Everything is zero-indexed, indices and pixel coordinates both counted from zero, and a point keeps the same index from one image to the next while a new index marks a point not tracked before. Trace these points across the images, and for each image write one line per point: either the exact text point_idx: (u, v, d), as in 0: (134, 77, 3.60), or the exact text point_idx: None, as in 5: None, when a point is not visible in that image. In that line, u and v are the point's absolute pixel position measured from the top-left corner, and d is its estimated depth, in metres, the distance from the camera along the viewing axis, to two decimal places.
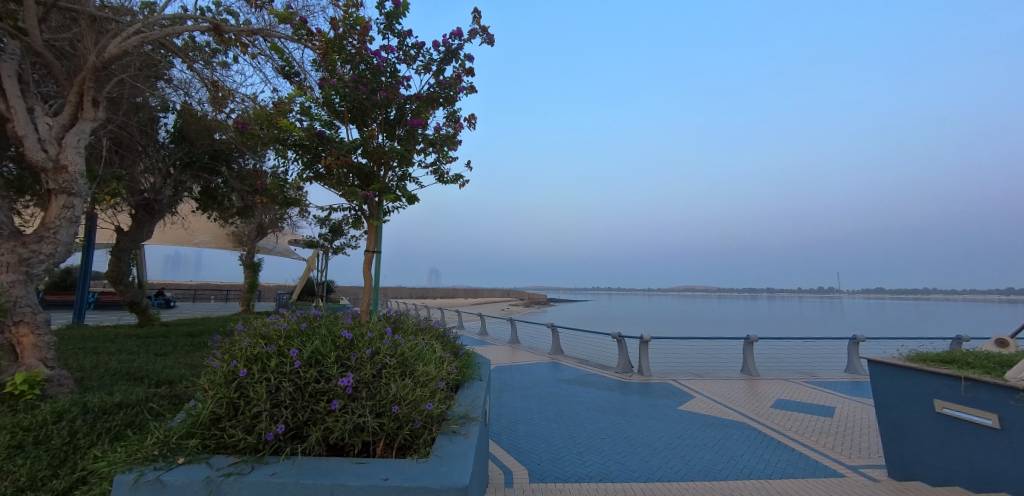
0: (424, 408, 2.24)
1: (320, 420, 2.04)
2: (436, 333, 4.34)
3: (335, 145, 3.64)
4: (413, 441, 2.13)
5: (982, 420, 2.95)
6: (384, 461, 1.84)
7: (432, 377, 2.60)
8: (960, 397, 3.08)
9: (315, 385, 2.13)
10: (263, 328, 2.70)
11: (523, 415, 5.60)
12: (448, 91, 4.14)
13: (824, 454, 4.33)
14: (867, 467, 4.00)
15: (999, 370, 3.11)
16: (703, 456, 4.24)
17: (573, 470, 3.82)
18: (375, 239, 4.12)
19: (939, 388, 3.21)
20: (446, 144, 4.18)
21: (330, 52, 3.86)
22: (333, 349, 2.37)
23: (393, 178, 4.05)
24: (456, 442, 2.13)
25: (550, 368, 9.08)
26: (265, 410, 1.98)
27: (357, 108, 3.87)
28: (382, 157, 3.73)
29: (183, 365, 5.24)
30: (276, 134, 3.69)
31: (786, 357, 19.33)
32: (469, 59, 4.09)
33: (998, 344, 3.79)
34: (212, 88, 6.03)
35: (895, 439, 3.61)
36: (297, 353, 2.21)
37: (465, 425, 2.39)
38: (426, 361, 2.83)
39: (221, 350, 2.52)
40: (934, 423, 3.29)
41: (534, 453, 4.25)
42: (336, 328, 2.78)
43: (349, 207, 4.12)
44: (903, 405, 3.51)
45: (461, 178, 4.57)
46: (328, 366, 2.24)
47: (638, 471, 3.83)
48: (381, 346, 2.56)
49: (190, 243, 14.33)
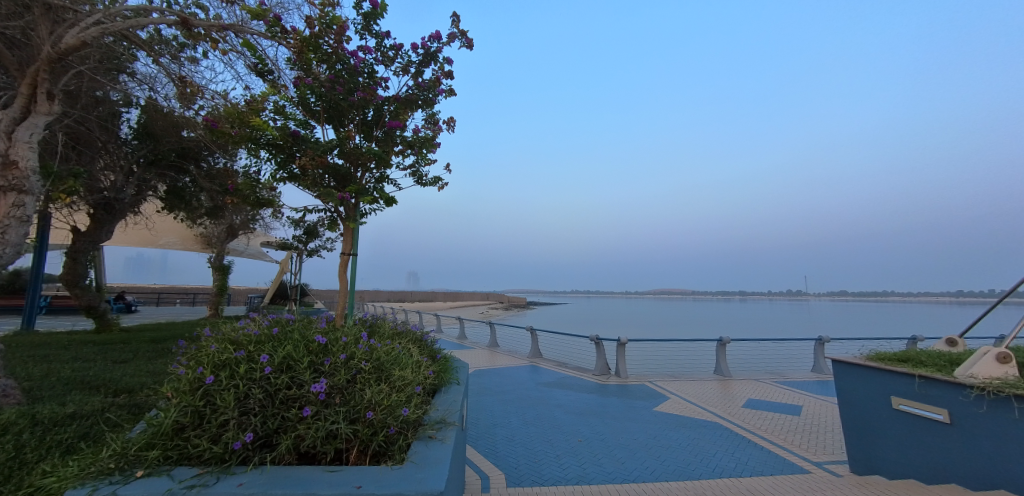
0: (400, 413, 2.21)
1: (290, 428, 1.98)
2: (413, 337, 4.30)
3: (311, 145, 3.55)
4: (388, 448, 2.10)
5: (933, 415, 3.10)
6: (358, 469, 1.80)
7: (408, 382, 2.58)
8: (915, 394, 3.24)
9: (287, 391, 2.08)
10: (232, 333, 2.61)
11: (502, 420, 5.58)
12: (427, 93, 4.12)
13: (791, 452, 4.49)
14: (830, 462, 4.17)
15: (949, 368, 3.29)
16: (677, 456, 4.33)
17: (550, 473, 3.84)
18: (351, 242, 4.05)
19: (897, 386, 3.37)
20: (424, 146, 4.15)
21: (305, 51, 3.76)
22: (306, 354, 2.33)
23: (371, 180, 3.99)
24: (432, 447, 2.11)
25: (528, 371, 9.08)
26: (233, 418, 1.91)
27: (333, 108, 3.80)
28: (359, 158, 3.69)
29: (143, 373, 5.00)
30: (247, 133, 3.58)
31: (757, 359, 19.92)
32: (448, 63, 4.06)
33: (948, 344, 4.01)
34: (180, 84, 5.80)
35: (857, 437, 3.76)
36: (268, 358, 2.16)
37: (442, 430, 2.36)
38: (402, 365, 2.80)
39: (186, 357, 2.43)
40: (891, 419, 3.45)
41: (512, 457, 4.24)
42: (310, 332, 2.73)
43: (325, 209, 4.03)
44: (864, 402, 3.67)
45: (439, 181, 4.54)
46: (300, 371, 2.19)
47: (613, 472, 3.88)
48: (357, 351, 2.53)
49: (154, 244, 13.74)
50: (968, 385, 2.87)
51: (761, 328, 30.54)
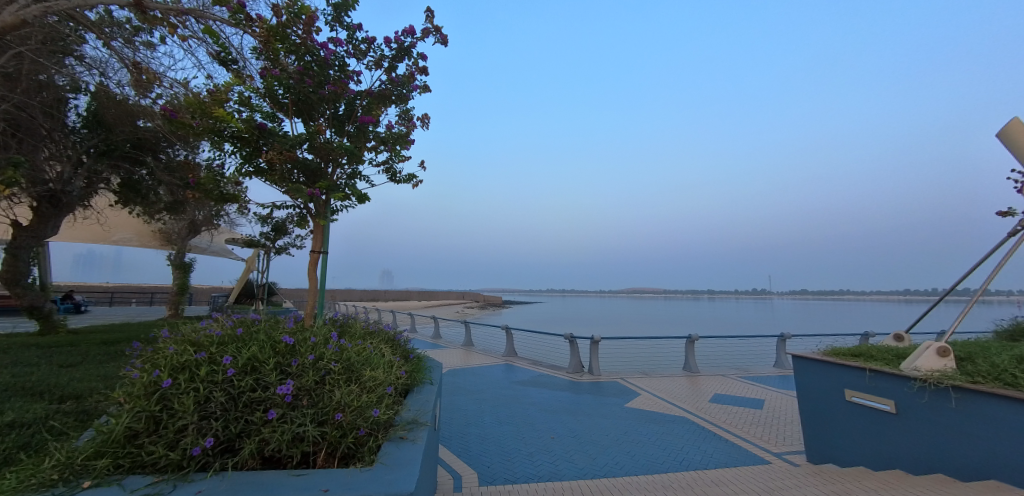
0: (371, 414, 2.18)
1: (254, 431, 1.92)
2: (385, 337, 4.24)
3: (279, 139, 3.44)
4: (357, 450, 2.06)
5: (881, 405, 3.31)
6: (325, 472, 1.76)
7: (380, 383, 2.54)
8: (866, 386, 3.43)
9: (251, 394, 2.01)
10: (192, 335, 2.51)
11: (475, 419, 5.57)
12: (401, 89, 4.06)
13: (753, 444, 4.68)
14: (789, 453, 4.37)
15: (896, 361, 3.51)
16: (646, 451, 4.43)
17: (522, 471, 3.86)
18: (321, 239, 3.95)
19: (850, 380, 3.56)
20: (398, 142, 4.09)
21: (272, 41, 3.62)
22: (272, 356, 2.26)
23: (342, 176, 3.90)
24: (403, 448, 2.08)
25: (502, 370, 9.09)
26: (192, 423, 1.83)
27: (302, 101, 3.69)
28: (330, 153, 3.60)
29: (93, 377, 4.72)
30: (210, 125, 3.43)
31: (724, 355, 20.63)
32: (422, 58, 4.01)
33: (896, 339, 4.27)
34: (135, 71, 5.50)
35: (814, 428, 3.96)
36: (231, 360, 2.08)
37: (414, 431, 2.34)
38: (373, 366, 2.76)
39: (141, 360, 2.31)
40: (845, 411, 3.65)
41: (485, 456, 4.24)
42: (276, 333, 2.65)
43: (293, 205, 3.91)
44: (820, 395, 3.86)
45: (414, 178, 4.48)
46: (266, 373, 2.12)
47: (585, 468, 3.94)
48: (326, 351, 2.47)
49: (107, 240, 12.99)
50: (912, 378, 3.06)
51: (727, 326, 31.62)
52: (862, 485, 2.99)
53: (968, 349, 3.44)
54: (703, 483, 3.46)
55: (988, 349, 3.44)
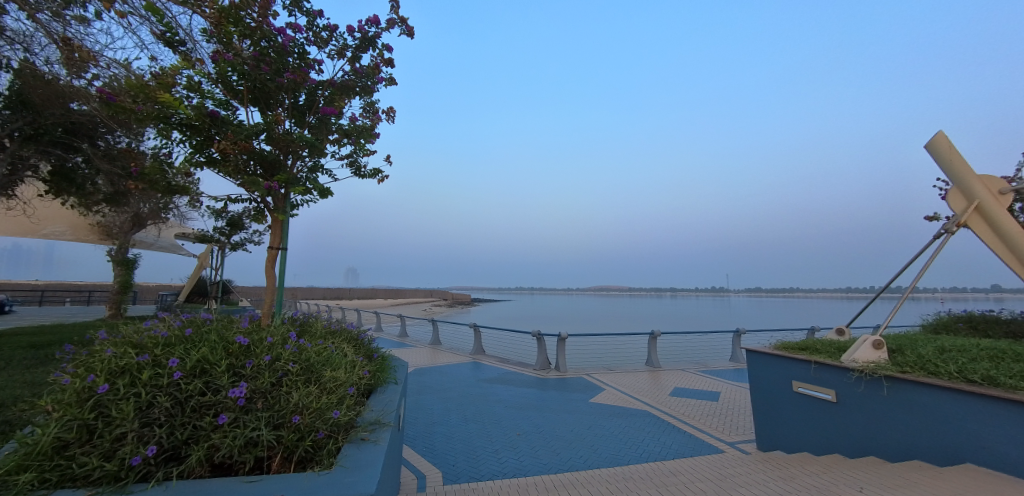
0: (330, 416, 2.11)
1: (203, 437, 1.82)
2: (348, 336, 4.12)
3: (233, 128, 3.25)
4: (315, 453, 1.99)
5: (823, 395, 3.54)
6: (281, 477, 1.69)
7: (341, 383, 2.47)
8: (810, 377, 3.66)
9: (199, 398, 1.90)
10: (134, 336, 2.34)
11: (441, 417, 5.52)
12: (366, 80, 3.94)
13: (709, 434, 4.89)
14: (741, 442, 4.60)
15: (837, 354, 3.76)
16: (608, 444, 4.54)
17: (487, 468, 3.86)
18: (280, 235, 3.78)
19: (797, 372, 3.79)
20: (363, 136, 3.97)
21: (224, 23, 3.41)
22: (224, 357, 2.15)
23: (303, 169, 3.76)
24: (365, 449, 2.03)
25: (469, 368, 9.05)
26: (132, 431, 1.71)
27: (259, 89, 3.52)
28: (290, 145, 3.45)
29: (18, 384, 4.32)
30: (155, 110, 3.19)
31: (684, 350, 21.43)
32: (388, 50, 3.91)
33: (838, 333, 4.58)
34: (65, 48, 5.05)
35: (764, 418, 4.18)
36: (177, 362, 1.96)
37: (376, 431, 2.28)
38: (334, 366, 2.68)
39: (74, 364, 2.14)
40: (791, 401, 3.88)
41: (450, 454, 4.22)
42: (229, 333, 2.52)
43: (249, 198, 3.73)
44: (770, 387, 4.09)
45: (379, 173, 4.37)
46: (217, 376, 2.02)
47: (549, 463, 3.99)
48: (284, 351, 2.38)
49: (36, 234, 11.91)
50: (850, 368, 3.29)
51: (688, 322, 32.87)
52: (806, 469, 3.18)
53: (899, 342, 3.73)
54: (662, 474, 3.58)
55: (916, 341, 3.74)
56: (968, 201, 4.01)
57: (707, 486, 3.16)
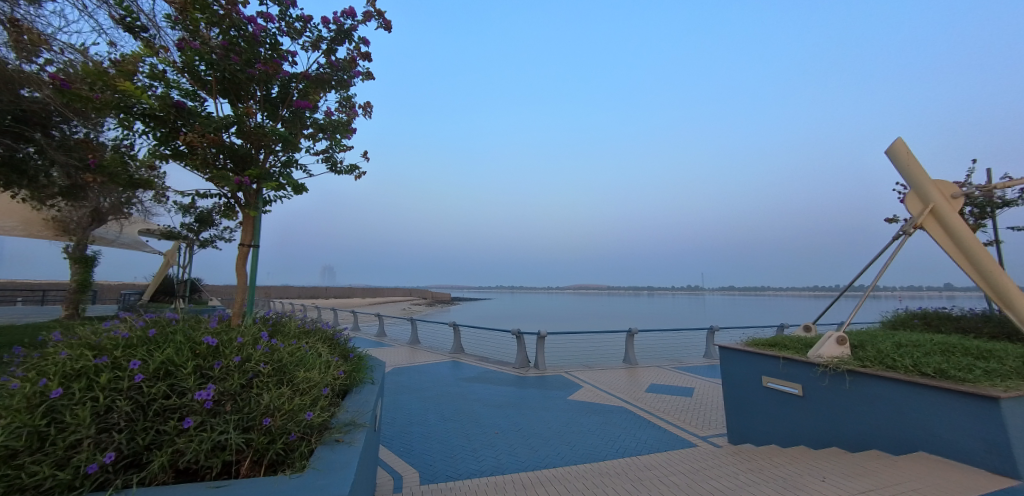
0: (303, 417, 2.05)
1: (167, 442, 1.74)
2: (323, 335, 4.04)
3: (200, 120, 3.13)
4: (287, 456, 1.94)
5: (790, 389, 3.68)
6: (250, 482, 1.64)
7: (314, 384, 2.41)
8: (778, 372, 3.80)
9: (163, 401, 1.82)
10: (92, 337, 2.23)
11: (419, 417, 5.47)
12: (342, 74, 3.85)
13: (683, 428, 5.02)
14: (713, 436, 4.73)
15: (804, 349, 3.90)
16: (585, 440, 4.60)
17: (465, 467, 3.85)
18: (252, 232, 3.66)
19: (766, 367, 3.92)
20: (339, 131, 3.88)
21: (190, 10, 3.26)
22: (190, 358, 2.07)
23: (276, 163, 3.65)
24: (339, 451, 1.99)
25: (448, 367, 9.01)
26: (88, 437, 1.62)
27: (228, 80, 3.39)
28: (261, 139, 3.34)
29: None
30: (115, 99, 3.03)
31: (660, 347, 21.88)
32: (365, 43, 3.83)
33: (805, 329, 4.75)
34: (15, 30, 4.75)
35: (735, 412, 4.30)
36: (139, 364, 1.88)
37: (351, 433, 2.24)
38: (308, 366, 2.61)
39: (25, 367, 2.02)
40: (761, 395, 4.01)
41: (427, 454, 4.18)
42: (196, 333, 2.43)
43: (218, 193, 3.59)
44: (741, 382, 4.21)
45: (356, 169, 4.29)
46: (182, 378, 1.94)
47: (527, 460, 4.01)
48: (255, 352, 2.30)
49: None
50: (816, 363, 3.42)
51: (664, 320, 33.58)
52: (773, 461, 3.30)
53: (861, 337, 3.90)
54: (636, 468, 3.65)
55: (876, 337, 3.92)
56: (923, 204, 4.22)
57: (679, 479, 3.24)
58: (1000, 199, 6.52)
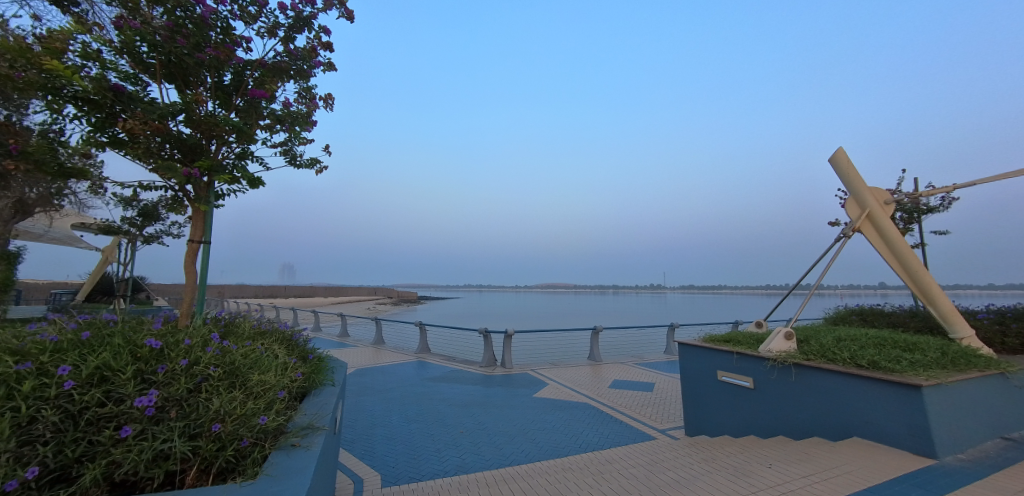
0: (256, 422, 1.97)
1: (101, 454, 1.62)
2: (280, 336, 3.88)
3: (142, 106, 2.91)
4: (238, 463, 1.85)
5: (742, 382, 3.87)
6: (196, 491, 1.55)
7: (270, 387, 2.31)
8: (732, 366, 3.98)
9: (98, 410, 1.69)
10: (14, 341, 2.03)
11: (382, 418, 5.36)
12: (301, 63, 3.69)
13: (643, 422, 5.18)
14: (672, 429, 4.91)
15: (756, 345, 4.11)
16: (550, 437, 4.66)
17: (428, 468, 3.81)
18: (202, 227, 3.45)
19: (721, 362, 4.10)
20: (298, 123, 3.73)
21: None
22: (130, 362, 1.93)
23: (229, 155, 3.46)
24: (295, 456, 1.92)
25: (413, 367, 8.86)
26: (7, 452, 1.48)
27: (174, 64, 3.18)
28: (213, 129, 3.15)
29: None
30: (42, 80, 2.78)
31: (623, 344, 22.49)
32: (326, 33, 3.70)
33: (757, 326, 5.01)
34: None
35: (692, 405, 4.48)
36: (71, 370, 1.74)
37: (308, 436, 2.16)
38: (263, 368, 2.50)
39: None
40: (716, 389, 4.20)
41: (389, 456, 4.11)
42: (138, 335, 2.27)
43: (164, 185, 3.36)
44: (699, 376, 4.39)
45: (317, 163, 4.13)
46: (121, 383, 1.81)
47: (491, 459, 4.02)
48: (204, 354, 2.18)
49: None
50: (765, 358, 3.62)
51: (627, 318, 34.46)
52: (726, 450, 3.46)
53: (806, 333, 4.16)
54: (598, 463, 3.74)
55: (820, 331, 4.19)
56: (861, 209, 4.54)
57: (638, 471, 3.34)
58: (925, 206, 7.12)
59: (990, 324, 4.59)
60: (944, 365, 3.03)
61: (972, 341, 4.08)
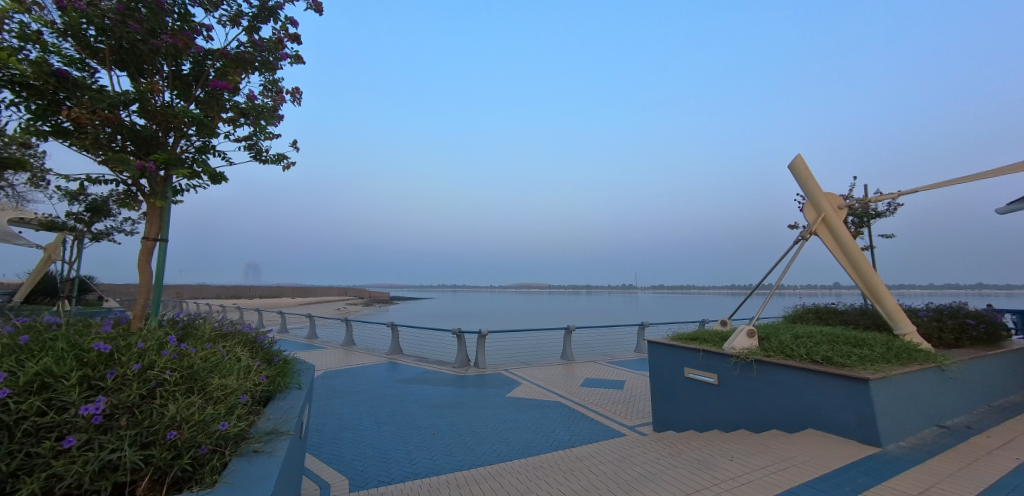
0: (216, 429, 1.89)
1: (41, 467, 1.51)
2: (243, 338, 3.73)
3: (90, 94, 2.74)
4: (195, 472, 1.77)
5: (707, 378, 4.01)
6: None
7: (231, 391, 2.22)
8: (698, 363, 4.12)
9: (38, 419, 1.58)
10: None
11: (351, 421, 5.24)
12: (267, 55, 3.55)
13: (613, 419, 5.28)
14: (640, 425, 5.03)
15: (721, 342, 4.26)
16: (522, 436, 4.68)
17: (398, 470, 3.75)
18: (158, 224, 3.28)
19: (688, 359, 4.23)
20: (263, 117, 3.60)
21: None
22: (75, 368, 1.81)
23: (187, 149, 3.30)
24: (257, 462, 1.85)
25: (384, 369, 8.70)
26: None
27: (126, 50, 3.01)
28: (170, 121, 3.00)
29: None
30: None
31: (594, 343, 22.83)
32: (293, 24, 3.58)
33: (722, 323, 5.19)
34: None
35: (660, 402, 4.60)
36: (7, 377, 1.61)
37: (272, 442, 2.09)
38: (224, 372, 2.40)
39: None
40: (683, 385, 4.32)
41: (359, 459, 4.02)
42: (85, 338, 2.13)
43: (115, 179, 3.17)
44: (667, 373, 4.51)
45: (284, 158, 4.00)
46: (64, 391, 1.69)
47: (462, 460, 4.00)
48: (159, 358, 2.07)
49: None
50: (729, 355, 3.75)
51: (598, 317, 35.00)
52: (691, 445, 3.58)
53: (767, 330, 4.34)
54: (569, 460, 3.78)
55: (779, 329, 4.39)
56: (817, 213, 4.79)
57: (608, 467, 3.40)
58: (874, 211, 7.58)
59: (929, 321, 4.94)
60: (889, 359, 3.24)
61: (914, 337, 4.36)
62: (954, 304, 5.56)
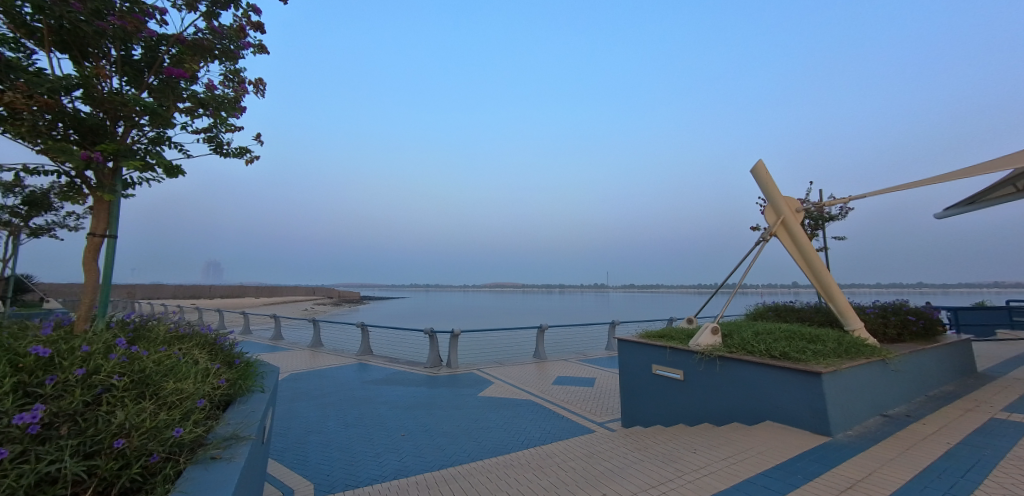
0: (169, 435, 1.79)
1: None
2: (202, 340, 3.56)
3: (26, 76, 2.53)
4: (146, 481, 1.67)
5: (674, 375, 4.13)
6: None
7: (187, 395, 2.11)
8: (665, 360, 4.23)
9: None
10: None
11: (318, 424, 5.09)
12: (227, 43, 3.39)
13: (583, 416, 5.35)
14: (610, 421, 5.12)
15: (687, 340, 4.39)
16: (493, 435, 4.68)
17: (366, 473, 3.67)
18: (106, 219, 3.07)
19: (656, 356, 4.34)
20: (224, 108, 3.44)
21: None
22: (9, 374, 1.67)
23: (139, 139, 3.11)
24: (214, 469, 1.77)
25: (353, 370, 8.50)
26: None
27: (69, 32, 2.80)
28: (119, 109, 2.81)
29: None
30: None
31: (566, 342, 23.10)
32: (256, 12, 3.44)
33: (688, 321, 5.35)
34: None
35: (629, 398, 4.70)
36: None
37: (232, 447, 2.01)
38: (180, 375, 2.28)
39: None
40: (651, 382, 4.43)
41: (325, 463, 3.92)
42: (21, 341, 1.98)
43: (57, 170, 2.95)
44: (636, 370, 4.62)
45: (247, 152, 3.84)
46: None
47: (432, 460, 3.96)
48: (106, 362, 1.94)
49: None
50: (694, 351, 3.88)
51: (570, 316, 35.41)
52: (657, 439, 3.67)
53: (729, 328, 4.51)
54: (539, 458, 3.81)
55: (741, 326, 4.57)
56: (777, 215, 5.01)
57: (577, 464, 3.45)
58: (828, 214, 7.99)
59: (876, 317, 5.27)
60: (840, 353, 3.43)
61: (861, 333, 4.64)
62: (897, 302, 5.95)
